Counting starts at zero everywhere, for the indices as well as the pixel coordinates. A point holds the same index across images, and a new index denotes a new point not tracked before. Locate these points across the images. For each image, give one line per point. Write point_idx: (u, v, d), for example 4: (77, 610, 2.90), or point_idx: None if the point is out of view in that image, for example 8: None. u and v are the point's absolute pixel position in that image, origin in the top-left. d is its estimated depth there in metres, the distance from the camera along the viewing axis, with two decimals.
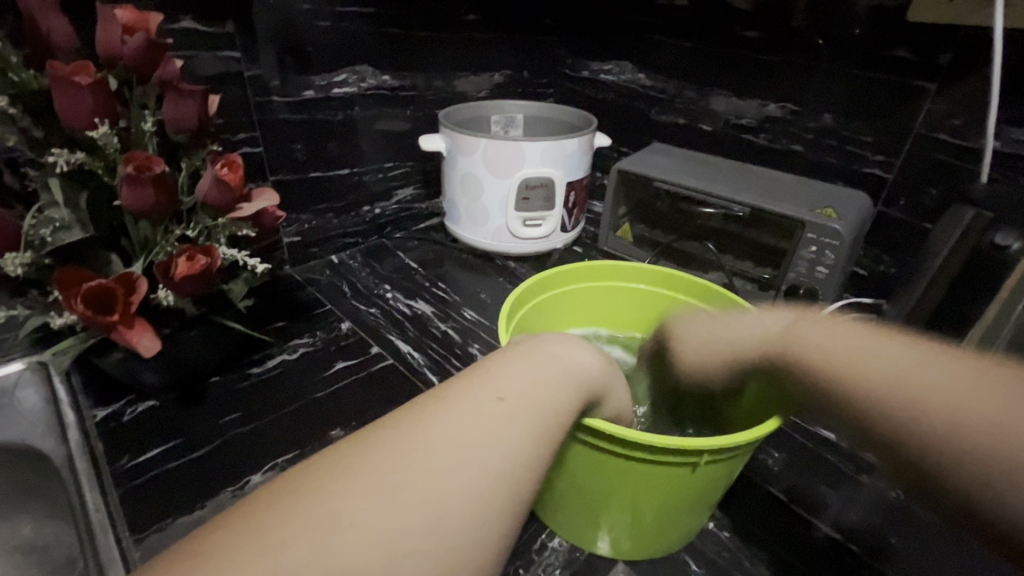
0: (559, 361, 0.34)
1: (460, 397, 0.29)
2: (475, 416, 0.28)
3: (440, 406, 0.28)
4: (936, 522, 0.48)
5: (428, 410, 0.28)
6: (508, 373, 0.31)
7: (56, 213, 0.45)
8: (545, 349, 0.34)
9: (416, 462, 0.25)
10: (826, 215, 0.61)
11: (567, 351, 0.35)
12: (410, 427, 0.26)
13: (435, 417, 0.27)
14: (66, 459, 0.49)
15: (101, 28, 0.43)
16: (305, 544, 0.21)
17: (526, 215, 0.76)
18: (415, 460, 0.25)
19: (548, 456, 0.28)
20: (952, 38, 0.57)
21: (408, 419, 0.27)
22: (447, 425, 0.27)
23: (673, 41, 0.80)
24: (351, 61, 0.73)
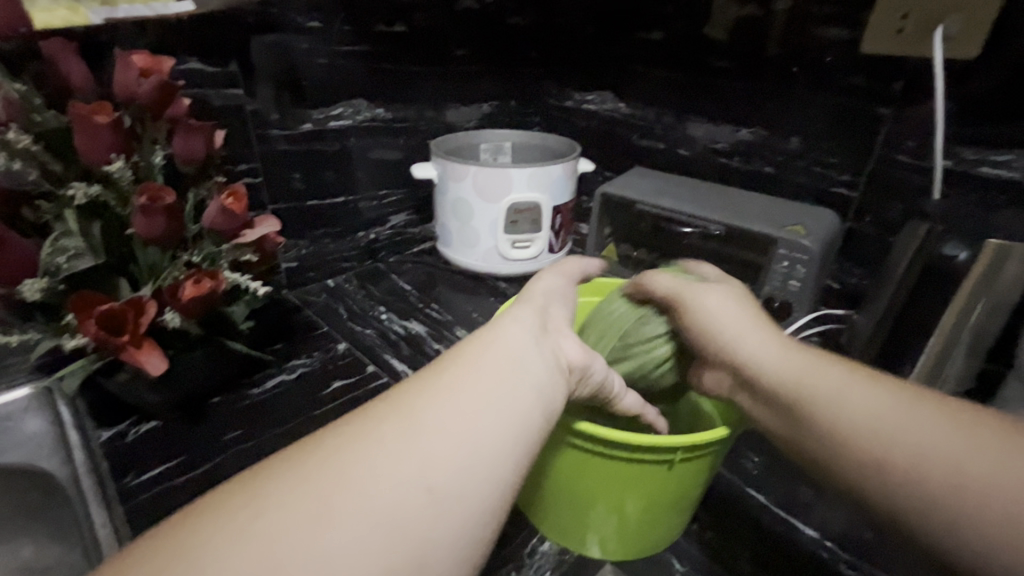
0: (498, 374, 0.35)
1: (397, 409, 0.32)
2: (405, 430, 0.31)
3: (373, 419, 0.31)
4: None
5: (360, 435, 0.30)
6: (443, 381, 0.34)
7: (71, 242, 0.47)
8: (487, 347, 0.37)
9: (335, 488, 0.28)
10: (795, 231, 0.66)
11: (507, 365, 0.36)
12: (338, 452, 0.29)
13: (366, 431, 0.31)
14: (73, 478, 0.50)
15: (119, 71, 0.47)
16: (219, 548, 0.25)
17: (515, 237, 0.80)
18: (339, 476, 0.28)
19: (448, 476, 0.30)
20: (903, 68, 0.63)
21: (341, 441, 0.30)
22: (364, 458, 0.29)
23: (650, 72, 0.86)
24: (347, 96, 0.77)
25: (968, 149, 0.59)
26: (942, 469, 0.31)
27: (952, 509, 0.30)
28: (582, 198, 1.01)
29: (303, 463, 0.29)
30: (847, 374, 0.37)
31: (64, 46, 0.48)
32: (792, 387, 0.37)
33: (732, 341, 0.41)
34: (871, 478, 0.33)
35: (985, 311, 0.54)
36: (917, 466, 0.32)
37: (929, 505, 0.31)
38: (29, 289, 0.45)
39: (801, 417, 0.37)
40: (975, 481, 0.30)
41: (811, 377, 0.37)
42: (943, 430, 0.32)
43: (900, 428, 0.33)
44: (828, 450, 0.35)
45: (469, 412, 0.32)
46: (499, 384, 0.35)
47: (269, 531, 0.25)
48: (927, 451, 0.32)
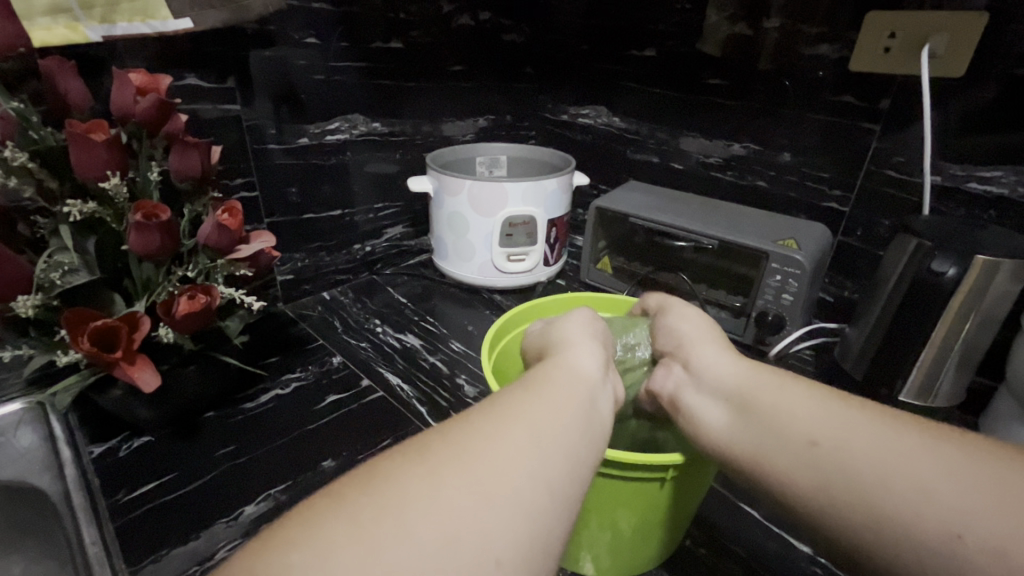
0: (572, 389, 0.37)
1: (494, 419, 0.33)
2: (504, 434, 0.32)
3: (475, 424, 0.32)
4: None
5: (467, 442, 0.31)
6: (527, 395, 0.36)
7: (65, 257, 0.48)
8: (561, 370, 0.40)
9: (456, 493, 0.28)
10: (788, 245, 0.66)
11: (579, 382, 0.39)
12: (452, 458, 0.30)
13: (466, 434, 0.31)
14: (64, 494, 0.50)
15: (116, 89, 0.47)
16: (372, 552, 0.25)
17: (510, 250, 0.81)
18: (451, 482, 0.28)
19: (562, 480, 0.31)
20: (891, 85, 0.64)
21: (450, 449, 0.30)
22: (478, 463, 0.30)
23: (644, 87, 0.87)
24: (343, 111, 0.78)
25: (955, 166, 0.61)
26: (859, 454, 0.33)
27: (861, 489, 0.32)
28: (577, 211, 1.02)
29: (411, 470, 0.29)
30: (779, 379, 0.41)
31: (61, 64, 0.48)
32: (737, 388, 0.42)
33: (689, 348, 0.48)
34: (796, 466, 0.35)
35: (977, 327, 0.56)
36: (838, 452, 0.34)
37: (845, 486, 0.32)
38: (23, 305, 0.45)
39: (742, 414, 0.40)
40: (885, 464, 0.32)
41: (749, 380, 0.42)
42: (865, 422, 0.35)
43: (827, 422, 0.36)
44: (760, 442, 0.38)
45: (555, 424, 0.33)
46: (577, 402, 0.36)
47: (395, 537, 0.25)
48: (847, 438, 0.34)
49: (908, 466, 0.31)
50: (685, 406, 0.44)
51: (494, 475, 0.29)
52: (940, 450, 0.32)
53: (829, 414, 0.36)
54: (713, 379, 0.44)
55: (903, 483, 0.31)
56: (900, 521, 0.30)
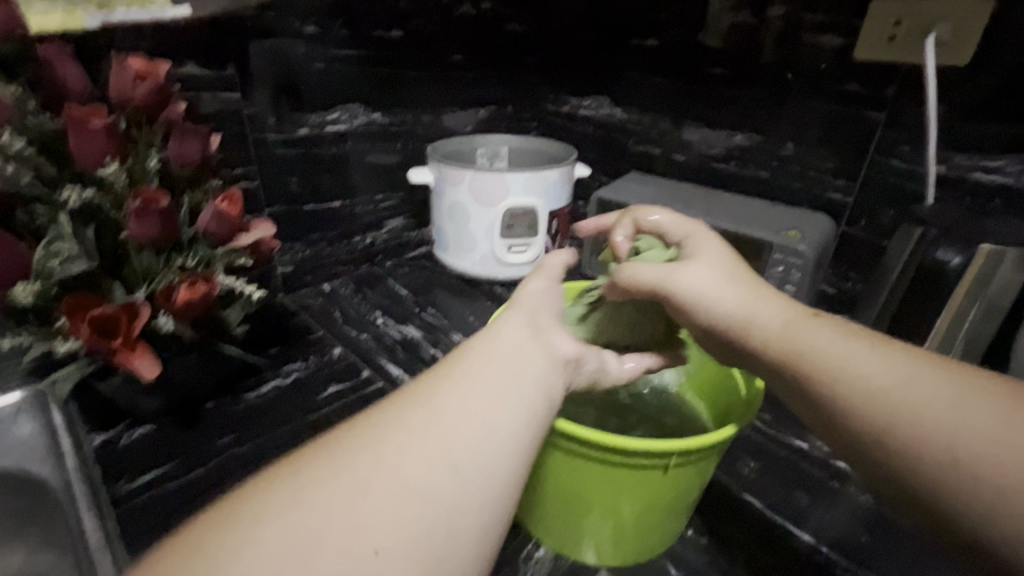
0: (500, 369, 0.37)
1: (407, 410, 0.33)
2: (414, 428, 0.32)
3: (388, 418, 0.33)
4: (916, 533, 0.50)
5: (376, 436, 0.32)
6: (455, 379, 0.36)
7: (64, 245, 0.47)
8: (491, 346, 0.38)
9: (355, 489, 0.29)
10: (791, 236, 0.66)
11: (511, 362, 0.37)
12: (358, 452, 0.31)
13: (379, 428, 0.32)
14: (64, 484, 0.49)
15: (115, 75, 0.47)
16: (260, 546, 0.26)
17: (511, 241, 0.80)
18: (348, 476, 0.30)
19: (470, 471, 0.32)
20: (896, 74, 0.63)
21: (360, 443, 0.31)
22: (383, 458, 0.31)
23: (646, 77, 0.86)
24: (343, 101, 0.77)
25: (960, 156, 0.60)
26: (949, 440, 0.30)
27: (943, 478, 0.30)
28: (578, 203, 1.01)
29: (318, 464, 0.30)
30: (841, 345, 0.36)
31: (60, 49, 0.48)
32: (790, 357, 0.36)
33: (736, 319, 0.39)
34: (868, 443, 0.33)
35: (979, 317, 0.54)
36: (928, 433, 0.31)
37: (943, 472, 0.30)
38: (22, 292, 0.45)
39: (809, 393, 0.36)
40: (977, 455, 0.30)
41: (804, 351, 0.36)
42: (951, 401, 0.31)
43: (913, 396, 0.32)
44: (825, 418, 0.35)
45: (473, 412, 0.34)
46: (502, 383, 0.36)
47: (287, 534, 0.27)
48: (939, 417, 0.31)
49: (1018, 448, 0.29)
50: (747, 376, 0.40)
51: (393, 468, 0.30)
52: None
53: (909, 386, 0.33)
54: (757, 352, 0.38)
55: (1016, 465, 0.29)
56: (983, 517, 0.29)
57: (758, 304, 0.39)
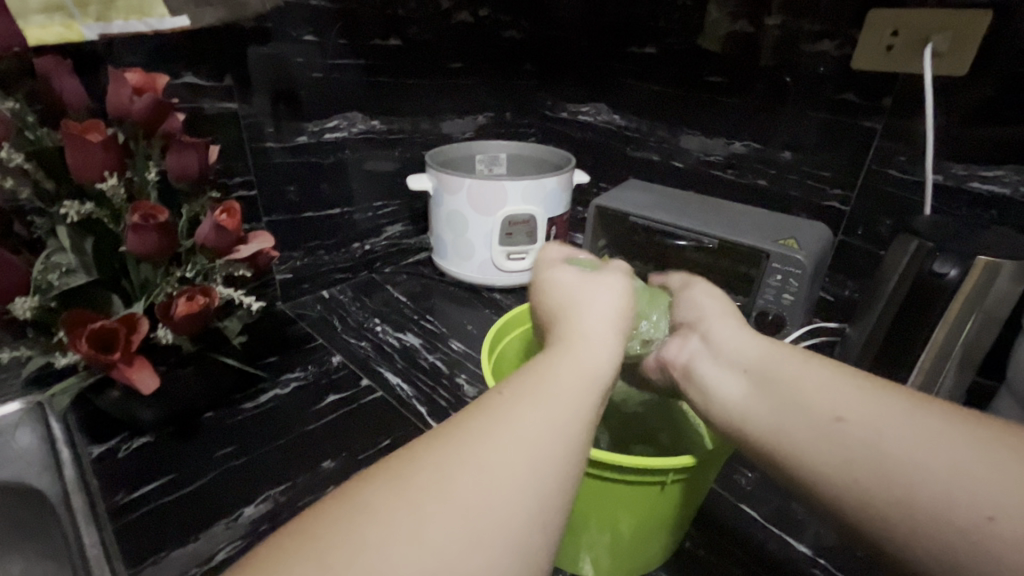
0: (564, 379, 0.33)
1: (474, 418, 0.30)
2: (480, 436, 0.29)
3: (455, 426, 0.30)
4: None
5: (439, 444, 0.28)
6: (518, 388, 0.32)
7: (63, 259, 0.48)
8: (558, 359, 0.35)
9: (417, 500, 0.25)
10: (789, 245, 0.66)
11: (575, 372, 0.34)
12: (421, 459, 0.28)
13: (445, 436, 0.29)
14: (63, 496, 0.50)
15: (112, 89, 0.47)
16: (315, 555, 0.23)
17: (510, 249, 0.80)
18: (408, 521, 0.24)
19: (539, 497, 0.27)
20: (893, 84, 0.63)
21: (424, 449, 0.28)
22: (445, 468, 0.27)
23: (644, 85, 0.86)
24: (342, 109, 0.78)
25: (956, 165, 0.60)
26: (891, 439, 0.32)
27: (888, 472, 0.31)
28: (577, 209, 1.02)
29: (382, 472, 0.27)
30: (804, 356, 0.40)
31: (57, 63, 0.48)
32: (760, 364, 0.41)
33: (708, 321, 0.48)
34: (824, 441, 0.35)
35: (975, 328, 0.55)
36: (866, 430, 0.33)
37: (874, 464, 0.32)
38: (21, 307, 0.45)
39: (768, 389, 0.39)
40: (918, 452, 0.31)
41: (770, 355, 0.42)
42: (896, 408, 0.34)
43: (852, 400, 0.35)
44: (781, 415, 0.38)
45: (527, 441, 0.29)
46: (559, 399, 0.32)
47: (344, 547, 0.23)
48: (878, 420, 0.34)
49: (940, 447, 0.31)
50: (697, 377, 0.45)
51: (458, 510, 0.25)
52: (974, 439, 0.30)
53: (856, 394, 0.36)
54: (728, 353, 0.44)
55: (942, 460, 0.30)
56: (924, 511, 0.30)
57: (729, 320, 0.47)
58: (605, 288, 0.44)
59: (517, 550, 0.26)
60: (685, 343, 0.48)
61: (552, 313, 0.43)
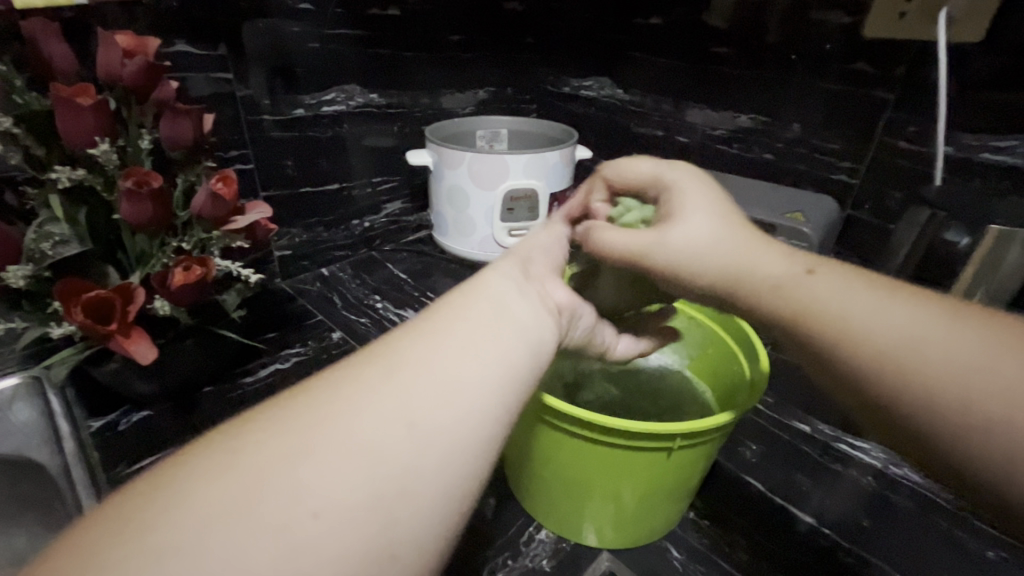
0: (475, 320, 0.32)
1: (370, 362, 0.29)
2: (373, 384, 0.28)
3: (345, 373, 0.28)
4: (917, 511, 0.50)
5: (329, 391, 0.27)
6: (426, 333, 0.31)
7: (57, 228, 0.47)
8: (473, 296, 0.33)
9: (299, 452, 0.24)
10: (795, 218, 0.65)
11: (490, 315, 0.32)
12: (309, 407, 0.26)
13: (334, 384, 0.28)
14: (63, 468, 0.49)
15: (102, 52, 0.45)
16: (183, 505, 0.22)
17: (511, 225, 0.79)
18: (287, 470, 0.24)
19: (430, 441, 0.26)
20: (905, 53, 0.62)
21: (312, 396, 0.27)
22: (329, 414, 0.26)
23: (648, 58, 0.84)
24: (340, 82, 0.76)
25: (969, 136, 0.59)
26: (956, 380, 0.28)
27: (959, 418, 0.27)
28: (579, 186, 1.00)
29: (265, 421, 0.26)
30: (838, 281, 0.33)
31: (44, 25, 0.46)
32: (791, 306, 0.33)
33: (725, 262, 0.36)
34: (879, 393, 0.30)
35: None
36: (920, 376, 0.29)
37: (941, 416, 0.28)
38: (14, 276, 0.44)
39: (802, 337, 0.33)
40: (982, 379, 0.27)
41: (789, 285, 0.34)
42: (955, 345, 0.29)
43: (922, 342, 0.29)
44: (841, 368, 0.31)
45: (426, 385, 0.28)
46: (464, 340, 0.30)
47: (216, 501, 0.22)
48: (931, 355, 0.29)
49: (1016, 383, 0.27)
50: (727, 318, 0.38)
51: (337, 459, 0.25)
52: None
53: (909, 328, 0.30)
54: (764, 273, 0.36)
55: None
56: (1000, 464, 0.26)
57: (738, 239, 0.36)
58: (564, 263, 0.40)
59: (405, 494, 0.25)
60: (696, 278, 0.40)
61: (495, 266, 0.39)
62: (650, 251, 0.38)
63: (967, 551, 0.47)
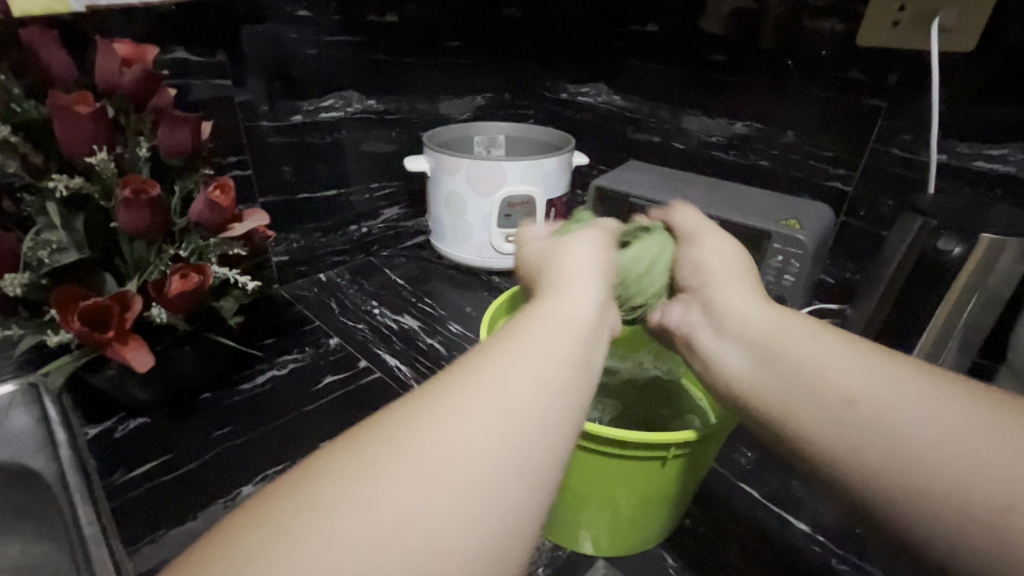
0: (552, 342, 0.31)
1: (453, 385, 0.28)
2: (460, 409, 0.27)
3: (433, 395, 0.28)
4: None
5: (415, 416, 0.27)
6: (508, 354, 0.30)
7: (54, 236, 0.47)
8: (548, 320, 0.33)
9: (396, 482, 0.24)
10: (790, 226, 0.65)
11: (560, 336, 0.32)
12: (399, 434, 0.26)
13: (423, 407, 0.27)
14: (59, 476, 0.49)
15: (100, 60, 0.46)
16: (291, 541, 0.22)
17: (508, 231, 0.79)
18: (373, 501, 0.24)
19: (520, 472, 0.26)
20: (899, 61, 0.62)
21: (400, 421, 0.27)
22: (420, 442, 0.26)
23: (645, 64, 0.85)
24: (338, 88, 0.76)
25: (962, 145, 0.60)
26: (901, 426, 0.30)
27: (894, 460, 0.29)
28: (576, 192, 1.00)
29: (356, 446, 0.26)
30: (814, 329, 0.37)
31: (43, 33, 0.46)
32: (764, 341, 0.38)
33: (712, 286, 0.44)
34: (827, 422, 0.32)
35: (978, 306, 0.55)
36: (875, 416, 0.31)
37: (881, 454, 0.30)
38: (11, 284, 0.45)
39: (768, 365, 0.37)
40: (923, 434, 0.29)
41: (778, 324, 0.38)
42: (905, 396, 0.31)
43: (866, 382, 0.32)
44: (786, 393, 0.35)
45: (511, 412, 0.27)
46: (543, 361, 0.30)
47: (321, 536, 0.22)
48: (889, 399, 0.31)
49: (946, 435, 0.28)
50: (699, 347, 0.43)
51: (420, 488, 0.24)
52: (973, 419, 0.28)
53: (867, 373, 0.33)
54: (732, 322, 0.41)
55: (957, 454, 0.28)
56: (920, 511, 0.28)
57: (747, 302, 0.42)
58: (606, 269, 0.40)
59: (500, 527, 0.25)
60: (687, 306, 0.46)
61: (536, 273, 0.42)
62: (703, 230, 0.49)
63: None
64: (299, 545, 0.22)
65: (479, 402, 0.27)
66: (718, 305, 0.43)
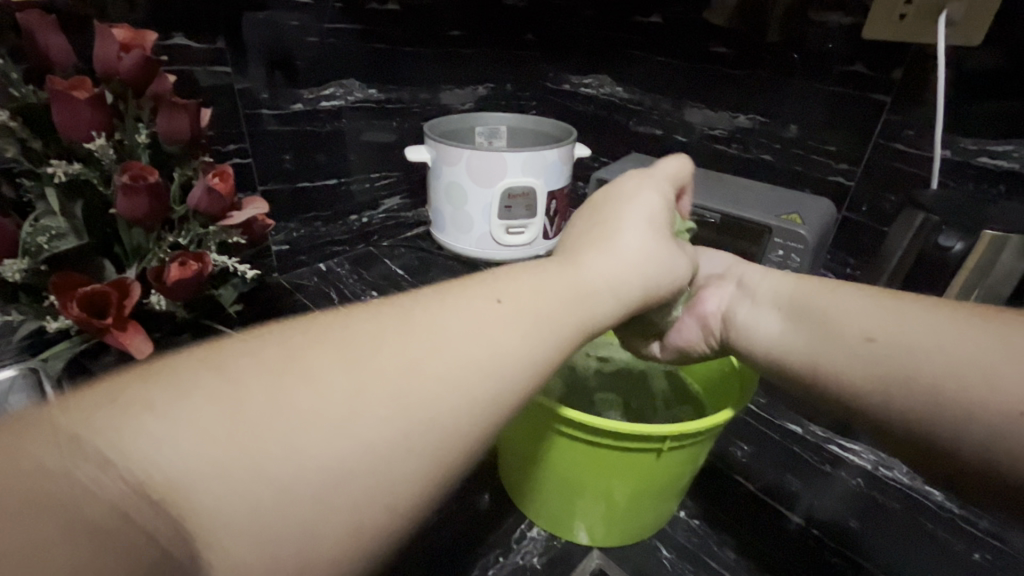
0: (555, 297, 0.31)
1: (449, 312, 0.28)
2: (445, 335, 0.27)
3: (428, 313, 0.28)
4: (906, 513, 0.50)
5: (406, 329, 0.27)
6: (509, 297, 0.30)
7: (52, 222, 0.47)
8: (558, 275, 0.32)
9: (356, 382, 0.24)
10: (791, 220, 0.65)
11: (556, 290, 0.31)
12: (381, 340, 0.26)
13: (417, 322, 0.27)
14: None
15: (99, 45, 0.46)
16: (229, 395, 0.22)
17: (509, 222, 0.79)
18: (340, 369, 0.24)
19: (467, 416, 0.26)
20: (904, 56, 0.61)
21: (391, 329, 0.26)
22: (398, 355, 0.25)
23: (648, 56, 0.84)
24: (338, 77, 0.76)
25: (966, 140, 0.59)
26: (914, 347, 0.34)
27: (914, 381, 0.33)
28: (577, 183, 1.00)
29: (338, 335, 0.26)
30: (832, 286, 0.41)
31: (41, 18, 0.46)
32: (792, 303, 0.42)
33: (743, 266, 0.48)
34: (852, 359, 0.36)
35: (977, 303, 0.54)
36: (892, 346, 0.35)
37: (902, 379, 0.33)
38: (10, 269, 0.44)
39: (801, 325, 0.40)
40: (933, 352, 0.33)
41: (803, 288, 0.42)
42: (916, 325, 0.34)
43: (880, 321, 0.36)
44: (816, 344, 0.38)
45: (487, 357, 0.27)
46: (535, 317, 0.30)
47: (262, 405, 0.22)
48: (902, 332, 0.35)
49: (955, 348, 0.32)
50: (734, 321, 0.45)
51: (375, 398, 0.24)
52: (977, 334, 0.32)
53: (880, 315, 0.37)
54: (764, 295, 0.44)
55: (966, 363, 0.31)
56: (944, 421, 0.31)
57: (773, 276, 0.46)
58: (668, 264, 0.37)
59: (422, 464, 0.24)
60: (719, 289, 0.48)
61: (600, 207, 0.40)
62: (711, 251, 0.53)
63: (955, 551, 0.47)
64: (236, 402, 0.22)
65: (466, 336, 0.27)
66: (750, 282, 0.46)
